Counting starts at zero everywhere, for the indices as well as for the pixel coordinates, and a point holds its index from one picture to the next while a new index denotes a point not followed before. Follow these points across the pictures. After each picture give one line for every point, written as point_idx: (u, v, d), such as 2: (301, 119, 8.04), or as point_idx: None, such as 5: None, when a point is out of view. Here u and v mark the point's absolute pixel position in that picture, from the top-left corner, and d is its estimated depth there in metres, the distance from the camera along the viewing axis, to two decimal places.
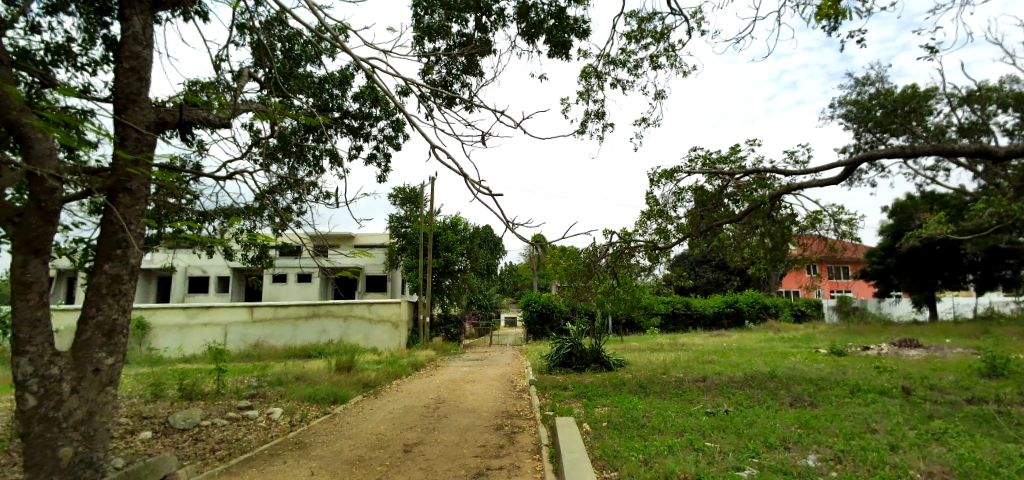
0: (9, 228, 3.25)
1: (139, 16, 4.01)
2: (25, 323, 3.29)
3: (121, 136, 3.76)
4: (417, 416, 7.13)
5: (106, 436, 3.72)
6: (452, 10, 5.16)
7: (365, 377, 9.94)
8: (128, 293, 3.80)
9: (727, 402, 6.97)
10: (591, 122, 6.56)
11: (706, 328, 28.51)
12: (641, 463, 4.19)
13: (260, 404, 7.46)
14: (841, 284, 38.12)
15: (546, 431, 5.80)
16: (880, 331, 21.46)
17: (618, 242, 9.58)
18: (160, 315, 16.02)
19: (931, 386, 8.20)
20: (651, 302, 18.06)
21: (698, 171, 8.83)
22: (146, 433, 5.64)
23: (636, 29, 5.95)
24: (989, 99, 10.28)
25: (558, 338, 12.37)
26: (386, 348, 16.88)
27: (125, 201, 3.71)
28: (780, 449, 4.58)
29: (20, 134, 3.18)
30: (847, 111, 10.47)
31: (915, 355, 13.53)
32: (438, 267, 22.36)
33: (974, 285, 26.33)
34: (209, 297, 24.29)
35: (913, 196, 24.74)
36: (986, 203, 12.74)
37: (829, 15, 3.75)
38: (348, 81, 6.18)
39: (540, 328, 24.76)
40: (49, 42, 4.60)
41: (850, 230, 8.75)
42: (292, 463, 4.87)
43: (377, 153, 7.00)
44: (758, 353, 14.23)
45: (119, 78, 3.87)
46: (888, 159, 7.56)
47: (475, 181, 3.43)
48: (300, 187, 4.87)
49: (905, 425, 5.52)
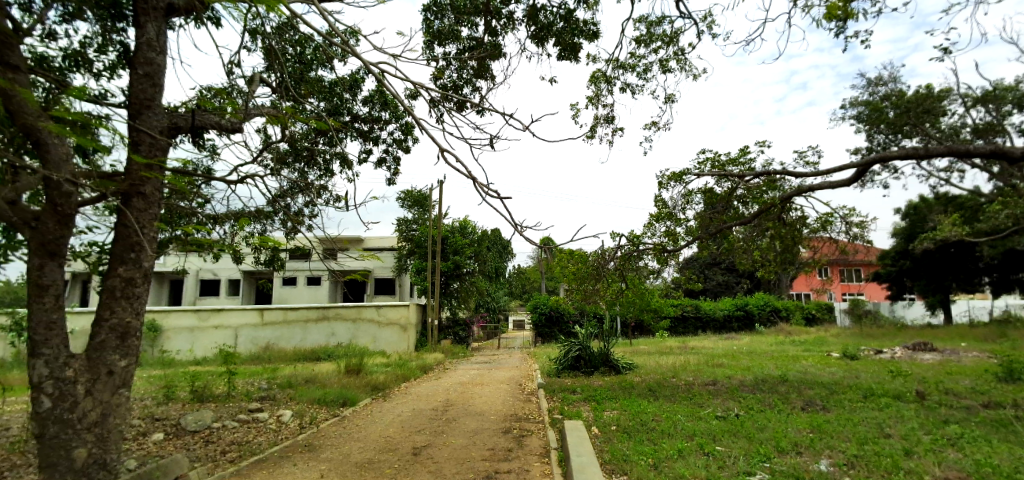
0: (26, 233, 3.34)
1: (153, 23, 4.07)
2: (41, 325, 3.35)
3: (135, 141, 3.83)
4: (426, 419, 7.16)
5: (119, 438, 3.75)
6: (462, 14, 5.20)
7: (374, 380, 10.00)
8: (141, 296, 3.84)
9: (738, 406, 6.91)
10: (601, 126, 6.51)
11: (716, 330, 28.29)
12: (651, 467, 4.17)
13: (270, 407, 7.52)
14: (853, 288, 37.87)
15: (555, 435, 5.82)
16: (893, 335, 21.18)
17: (626, 245, 9.54)
18: (171, 318, 16.17)
19: (947, 390, 8.04)
20: (661, 304, 17.93)
21: (708, 173, 8.74)
22: (158, 435, 5.70)
23: (645, 34, 5.95)
24: (1005, 99, 10.11)
25: (566, 341, 12.33)
26: (395, 351, 16.93)
27: (139, 205, 3.74)
28: (791, 453, 4.54)
29: (36, 138, 3.24)
30: (859, 112, 10.36)
31: (930, 359, 13.29)
32: (447, 270, 22.39)
33: (990, 288, 25.84)
34: (220, 299, 24.48)
35: (927, 198, 24.41)
36: (1004, 204, 12.49)
37: (839, 15, 3.72)
38: (358, 85, 6.24)
39: (549, 331, 24.70)
40: (67, 48, 4.69)
41: (862, 232, 8.59)
42: (301, 466, 4.91)
43: (386, 157, 7.03)
44: (769, 357, 14.07)
45: (134, 84, 3.94)
46: (901, 161, 7.45)
47: (485, 184, 3.32)
48: (311, 190, 4.92)
49: (921, 430, 5.42)
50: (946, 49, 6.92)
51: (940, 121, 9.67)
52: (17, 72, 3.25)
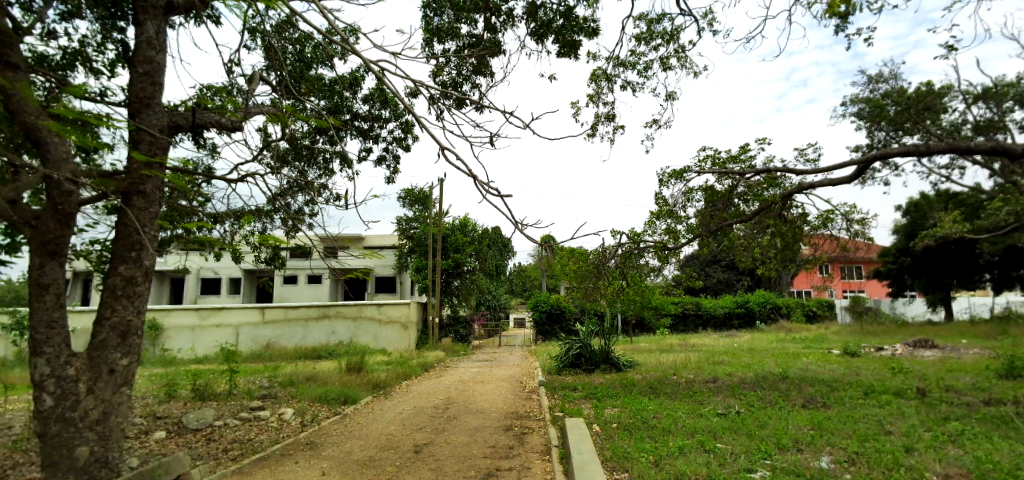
0: (27, 232, 3.34)
1: (153, 21, 4.06)
2: (42, 324, 3.36)
3: (134, 140, 3.82)
4: (428, 417, 7.16)
5: (121, 436, 3.76)
6: (461, 11, 5.18)
7: (375, 378, 10.02)
8: (143, 295, 3.85)
9: (739, 403, 6.92)
10: (601, 124, 6.50)
11: (716, 328, 28.32)
12: (652, 464, 4.17)
13: (272, 405, 7.54)
14: (854, 285, 37.89)
15: (556, 432, 5.82)
16: (894, 332, 21.18)
17: (627, 243, 9.55)
18: (172, 317, 16.20)
19: (948, 387, 8.03)
20: (662, 302, 17.93)
21: (708, 170, 8.74)
22: (160, 433, 5.71)
23: (646, 31, 5.94)
24: (1005, 95, 10.09)
25: (567, 339, 12.34)
26: (396, 349, 16.94)
27: (139, 204, 3.74)
28: (792, 450, 4.55)
29: (36, 138, 3.24)
30: (860, 109, 10.35)
31: (931, 356, 13.29)
32: (448, 268, 22.40)
33: (991, 285, 25.82)
34: (221, 298, 24.51)
35: (927, 195, 24.38)
36: (1005, 200, 12.48)
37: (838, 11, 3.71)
38: (358, 83, 6.24)
39: (550, 329, 24.73)
40: (66, 47, 4.69)
41: (863, 229, 8.58)
42: (303, 463, 4.91)
43: (387, 156, 7.04)
44: (769, 354, 14.09)
45: (133, 83, 3.93)
46: (902, 158, 7.43)
47: (485, 182, 3.31)
48: (311, 189, 4.91)
49: (921, 427, 5.43)
50: (948, 46, 6.91)
51: (940, 118, 9.65)
52: (17, 71, 3.25)
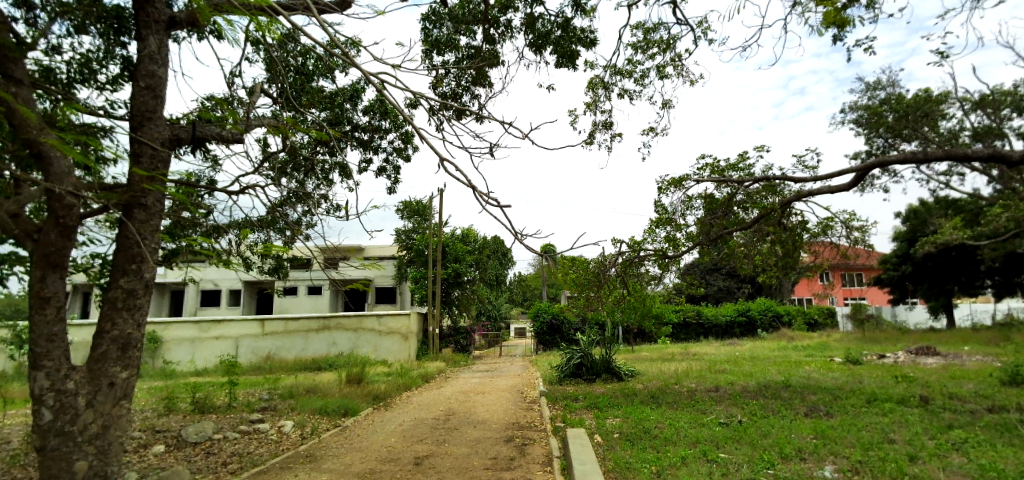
0: (29, 244, 3.35)
1: (155, 35, 4.10)
2: (42, 337, 3.37)
3: (136, 153, 3.86)
4: (428, 428, 7.15)
5: (120, 450, 3.72)
6: (461, 23, 5.25)
7: (375, 389, 9.95)
8: (143, 307, 3.85)
9: (741, 412, 6.88)
10: (598, 132, 6.52)
11: (718, 336, 28.18)
12: (653, 474, 4.15)
13: (272, 417, 7.50)
14: (854, 293, 37.99)
15: (558, 443, 5.78)
16: (896, 339, 21.01)
17: (627, 251, 9.52)
18: (172, 330, 16.22)
19: (951, 394, 7.98)
20: (662, 311, 17.90)
21: (707, 178, 8.75)
22: (159, 447, 5.69)
23: (642, 40, 5.99)
24: (1001, 103, 10.16)
25: (568, 348, 12.28)
26: (397, 360, 16.84)
27: (140, 216, 3.77)
28: (795, 459, 4.51)
29: (39, 152, 3.27)
30: (858, 117, 10.41)
31: (933, 364, 13.20)
32: (449, 278, 22.37)
33: (993, 291, 25.65)
34: (221, 310, 24.54)
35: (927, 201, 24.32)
36: (1005, 205, 12.43)
37: (833, 20, 3.74)
38: (358, 95, 6.32)
39: (550, 339, 24.66)
40: (73, 61, 4.76)
41: (863, 236, 8.58)
42: (303, 476, 4.89)
43: (387, 166, 7.06)
44: (771, 362, 14.03)
45: (136, 97, 3.97)
46: (900, 165, 7.46)
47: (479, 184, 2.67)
48: (310, 200, 4.94)
49: (925, 435, 5.39)
50: (940, 54, 6.98)
51: (939, 124, 9.67)
52: (21, 86, 3.28)
